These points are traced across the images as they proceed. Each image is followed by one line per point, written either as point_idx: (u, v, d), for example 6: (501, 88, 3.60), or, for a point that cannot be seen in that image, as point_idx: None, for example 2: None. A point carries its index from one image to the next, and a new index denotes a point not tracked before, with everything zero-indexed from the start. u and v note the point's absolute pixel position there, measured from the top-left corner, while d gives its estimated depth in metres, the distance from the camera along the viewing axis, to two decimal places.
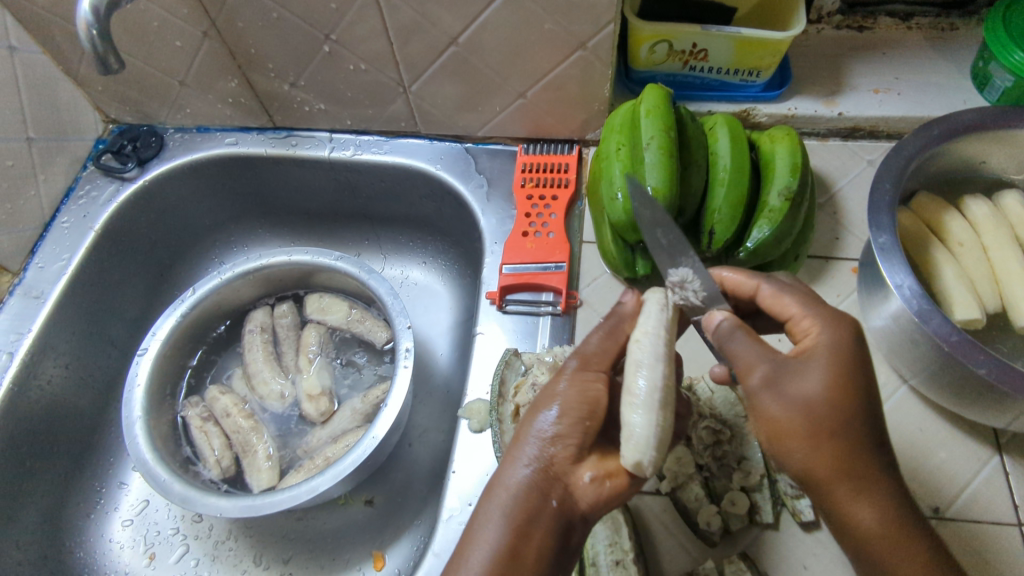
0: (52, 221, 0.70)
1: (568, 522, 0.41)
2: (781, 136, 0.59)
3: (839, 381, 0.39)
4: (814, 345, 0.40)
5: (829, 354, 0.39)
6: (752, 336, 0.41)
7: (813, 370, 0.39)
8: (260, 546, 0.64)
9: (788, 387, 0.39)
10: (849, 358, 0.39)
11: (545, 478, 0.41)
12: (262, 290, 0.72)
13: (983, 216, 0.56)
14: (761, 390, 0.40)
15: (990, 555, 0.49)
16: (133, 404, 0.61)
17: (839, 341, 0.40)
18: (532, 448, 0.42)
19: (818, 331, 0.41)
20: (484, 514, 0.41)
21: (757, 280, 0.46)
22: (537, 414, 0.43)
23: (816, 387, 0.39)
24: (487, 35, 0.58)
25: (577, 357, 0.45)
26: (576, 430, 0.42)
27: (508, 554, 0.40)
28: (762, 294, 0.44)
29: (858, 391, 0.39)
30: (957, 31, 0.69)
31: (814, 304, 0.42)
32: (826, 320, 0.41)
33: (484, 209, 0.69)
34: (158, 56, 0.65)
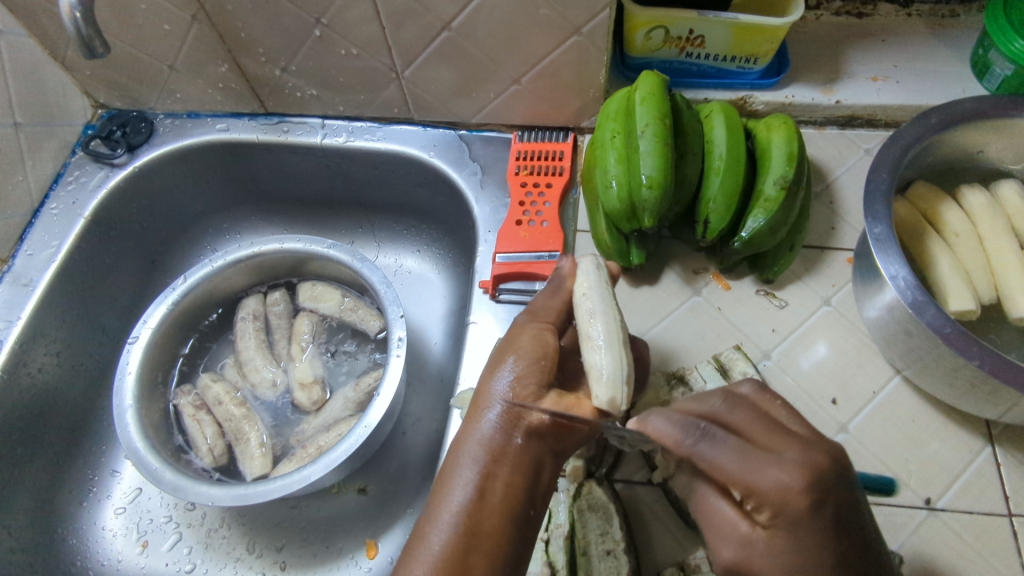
0: (41, 207, 0.70)
1: (535, 456, 0.44)
2: (778, 125, 0.58)
3: (800, 565, 0.37)
4: (772, 519, 0.37)
5: (787, 539, 0.37)
6: (716, 486, 0.41)
7: (773, 552, 0.38)
8: (253, 534, 0.64)
9: (750, 568, 0.39)
10: (808, 537, 0.37)
11: (508, 420, 0.44)
12: (254, 278, 0.72)
13: (980, 206, 0.55)
14: (731, 573, 0.40)
15: (981, 545, 0.49)
16: (124, 392, 0.61)
17: (803, 523, 0.36)
18: (495, 394, 0.45)
19: (773, 508, 0.37)
20: (456, 463, 0.44)
21: (711, 409, 0.41)
22: (497, 363, 0.46)
23: (777, 572, 0.38)
24: (480, 20, 0.57)
25: (526, 312, 0.48)
26: (532, 371, 0.45)
27: (479, 492, 0.43)
28: (718, 448, 0.38)
29: (823, 571, 0.37)
30: (957, 18, 0.69)
31: (765, 462, 0.37)
32: (776, 490, 0.36)
33: (478, 197, 0.68)
34: (146, 39, 0.64)
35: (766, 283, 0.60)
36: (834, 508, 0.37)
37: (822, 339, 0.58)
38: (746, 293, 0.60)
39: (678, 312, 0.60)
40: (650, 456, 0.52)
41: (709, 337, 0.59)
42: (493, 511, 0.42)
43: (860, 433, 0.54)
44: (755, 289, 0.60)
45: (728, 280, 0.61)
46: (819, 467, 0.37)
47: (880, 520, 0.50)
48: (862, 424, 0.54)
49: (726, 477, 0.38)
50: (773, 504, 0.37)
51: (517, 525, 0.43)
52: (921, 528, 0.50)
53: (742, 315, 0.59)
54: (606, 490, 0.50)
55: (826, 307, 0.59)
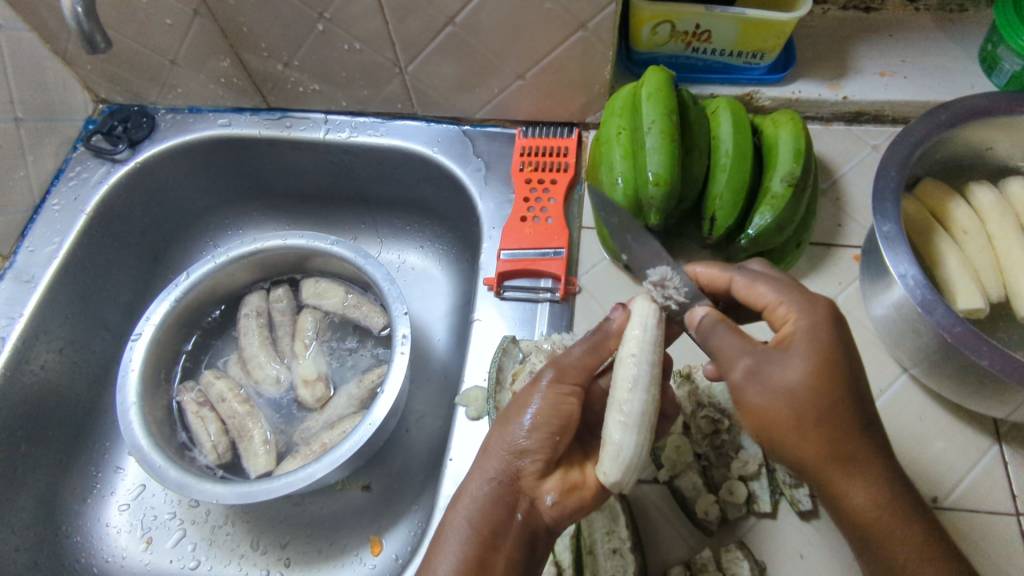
0: (42, 203, 0.69)
1: (534, 535, 0.42)
2: (785, 121, 0.58)
3: (821, 367, 0.40)
4: (793, 332, 0.41)
5: (808, 342, 0.40)
6: (734, 327, 0.42)
7: (791, 358, 0.40)
8: (257, 530, 0.64)
9: (769, 376, 0.40)
10: (828, 338, 0.40)
11: (510, 492, 0.42)
12: (257, 275, 0.71)
13: (988, 204, 0.55)
14: (746, 381, 0.40)
15: (988, 544, 0.49)
16: (128, 389, 0.61)
17: (816, 328, 0.41)
18: (501, 461, 0.42)
19: (796, 319, 0.41)
20: (451, 527, 0.41)
21: (728, 271, 0.46)
22: (507, 427, 0.43)
23: (795, 377, 0.39)
24: (485, 14, 0.56)
25: (554, 368, 0.44)
26: (545, 444, 0.42)
27: (476, 567, 0.40)
28: (753, 275, 0.45)
29: (838, 382, 0.40)
30: (966, 13, 0.68)
31: (788, 287, 0.43)
32: (801, 305, 0.42)
33: (482, 193, 0.68)
34: (147, 34, 0.63)
35: None
36: (845, 334, 0.41)
37: None
38: None
39: None
40: (657, 455, 0.52)
41: None
42: None
43: None
44: None
45: None
46: (833, 305, 0.42)
47: None
48: None
49: (758, 300, 0.44)
50: (799, 326, 0.41)
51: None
52: None
53: None
54: (612, 488, 0.50)
55: None
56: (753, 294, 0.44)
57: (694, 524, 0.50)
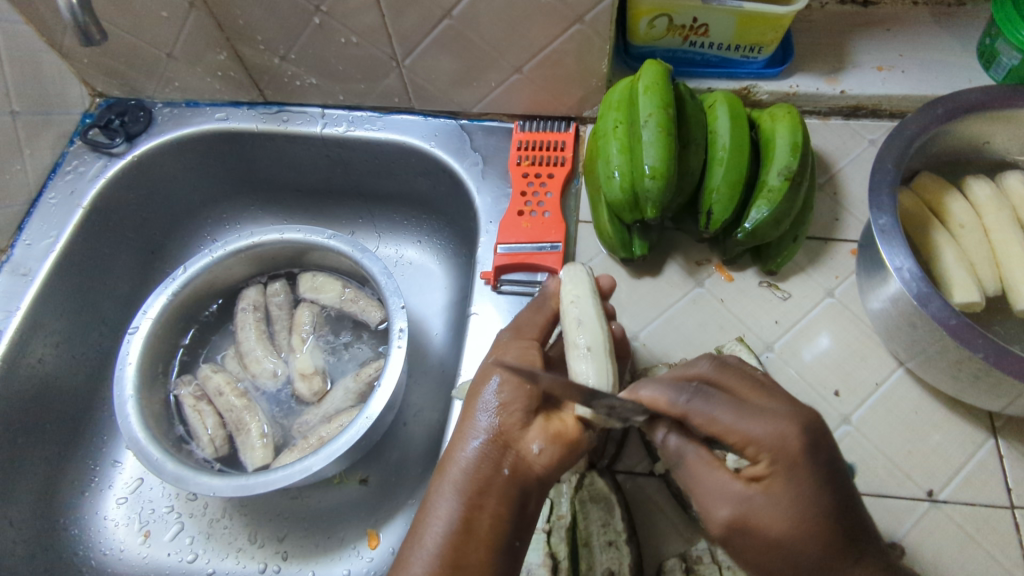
0: (39, 197, 0.69)
1: (524, 488, 0.42)
2: (783, 115, 0.58)
3: (801, 516, 0.38)
4: (767, 469, 0.38)
5: (789, 486, 0.37)
6: (701, 455, 0.41)
7: (770, 502, 0.38)
8: (255, 524, 0.64)
9: (753, 524, 0.39)
10: (803, 476, 0.37)
11: (494, 447, 0.42)
12: (254, 269, 0.71)
13: (985, 198, 0.55)
14: (731, 533, 0.40)
15: (983, 537, 0.49)
16: (125, 383, 0.61)
17: (797, 469, 0.37)
18: (480, 418, 0.43)
19: (770, 456, 0.38)
20: (438, 490, 0.42)
21: (680, 400, 0.40)
22: (479, 384, 0.44)
23: (779, 525, 0.38)
24: (481, 8, 0.56)
25: (511, 329, 0.48)
26: (521, 393, 0.42)
27: (463, 527, 0.40)
28: (712, 403, 0.39)
29: (820, 528, 0.38)
30: (964, 7, 0.68)
31: (750, 416, 0.38)
32: (771, 438, 0.37)
33: (479, 187, 0.68)
34: (144, 27, 0.63)
35: (769, 275, 0.60)
36: (819, 459, 0.38)
37: (825, 331, 0.58)
38: (749, 285, 0.60)
39: (681, 304, 0.60)
40: (653, 447, 0.52)
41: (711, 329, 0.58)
42: (477, 545, 0.40)
43: (862, 425, 0.53)
44: (758, 281, 0.60)
45: (731, 272, 0.61)
46: (807, 424, 0.38)
47: (882, 512, 0.50)
48: (865, 417, 0.54)
49: (727, 435, 0.39)
50: (773, 458, 0.38)
51: (502, 560, 0.41)
52: (923, 520, 0.50)
53: (745, 307, 0.59)
54: (608, 482, 0.50)
55: (829, 299, 0.59)
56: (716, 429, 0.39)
57: (689, 516, 0.50)
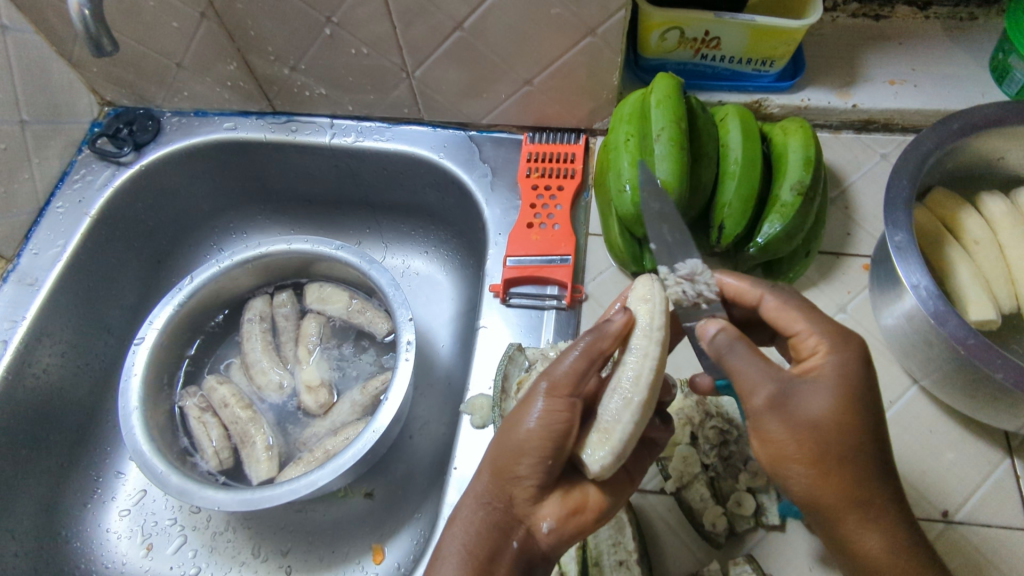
0: (47, 206, 0.69)
1: (530, 562, 0.42)
2: (795, 129, 0.58)
3: (846, 402, 0.39)
4: (821, 357, 0.40)
5: (835, 372, 0.39)
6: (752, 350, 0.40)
7: (819, 387, 0.39)
8: (259, 537, 0.63)
9: (795, 406, 0.38)
10: (860, 371, 0.40)
11: (505, 520, 0.42)
12: (260, 279, 0.71)
13: (1000, 214, 0.55)
14: (768, 412, 0.39)
15: (999, 559, 0.48)
16: (130, 394, 0.60)
17: (846, 362, 0.40)
18: (493, 488, 0.42)
19: (828, 347, 0.40)
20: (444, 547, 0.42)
21: (760, 287, 0.45)
22: (498, 457, 0.42)
23: (822, 408, 0.38)
24: (493, 20, 0.56)
25: (547, 380, 0.42)
26: (539, 470, 0.41)
27: None
28: None
29: (866, 414, 0.39)
30: (976, 21, 0.68)
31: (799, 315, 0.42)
32: (833, 332, 0.41)
33: (488, 199, 0.67)
34: (154, 37, 0.63)
35: None
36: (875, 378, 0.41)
37: None
38: None
39: None
40: (665, 465, 0.51)
41: None
42: None
43: None
44: None
45: None
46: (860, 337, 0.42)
47: None
48: None
49: (787, 324, 0.43)
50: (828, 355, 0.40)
51: None
52: (940, 541, 0.49)
53: None
54: None
55: (841, 315, 0.58)
56: (783, 317, 0.43)
57: (701, 536, 0.49)
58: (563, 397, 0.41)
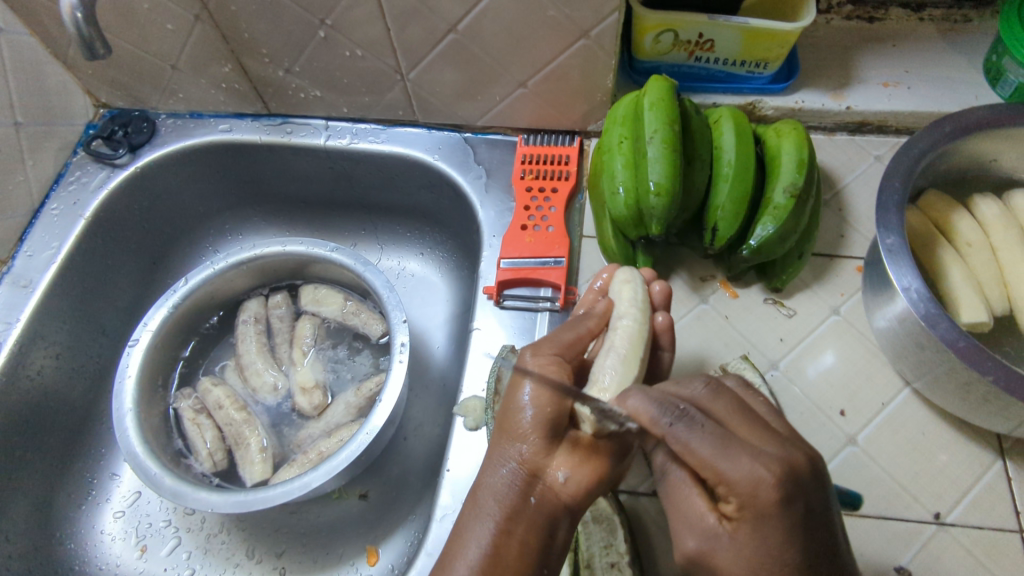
0: (42, 207, 0.69)
1: (553, 515, 0.42)
2: (788, 131, 0.58)
3: (766, 566, 0.37)
4: (738, 513, 0.37)
5: (753, 530, 0.36)
6: (688, 477, 0.41)
7: (734, 546, 0.38)
8: (253, 539, 0.63)
9: (716, 561, 0.39)
10: (777, 530, 0.36)
11: (523, 476, 0.42)
12: (255, 280, 0.71)
13: (993, 216, 0.55)
14: (692, 564, 0.41)
15: (991, 562, 0.48)
16: (124, 396, 0.60)
17: (767, 521, 0.36)
18: (507, 447, 0.43)
19: (740, 502, 0.36)
20: (470, 519, 0.42)
21: (662, 421, 0.37)
22: (505, 419, 0.43)
23: (739, 566, 0.38)
24: (486, 22, 0.56)
25: (530, 347, 0.46)
26: (543, 421, 0.42)
27: (492, 553, 0.40)
28: (694, 434, 0.37)
29: (790, 563, 0.36)
30: (970, 24, 0.68)
31: (731, 456, 0.36)
32: (747, 483, 0.36)
33: (482, 201, 0.67)
34: (149, 39, 0.63)
35: (773, 292, 0.59)
36: (802, 522, 0.36)
37: (830, 348, 0.57)
38: (754, 302, 0.60)
39: (684, 321, 0.59)
40: (657, 467, 0.51)
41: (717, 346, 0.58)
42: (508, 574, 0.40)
43: (869, 446, 0.53)
44: (762, 298, 0.60)
45: (735, 289, 0.60)
46: (790, 471, 0.36)
47: (888, 534, 0.49)
48: (871, 437, 0.53)
49: (699, 468, 0.38)
50: (744, 512, 0.37)
51: None
52: (931, 543, 0.49)
53: (750, 324, 0.59)
54: (611, 501, 0.50)
55: (834, 316, 0.58)
56: (688, 456, 0.37)
57: None
58: (546, 352, 0.45)
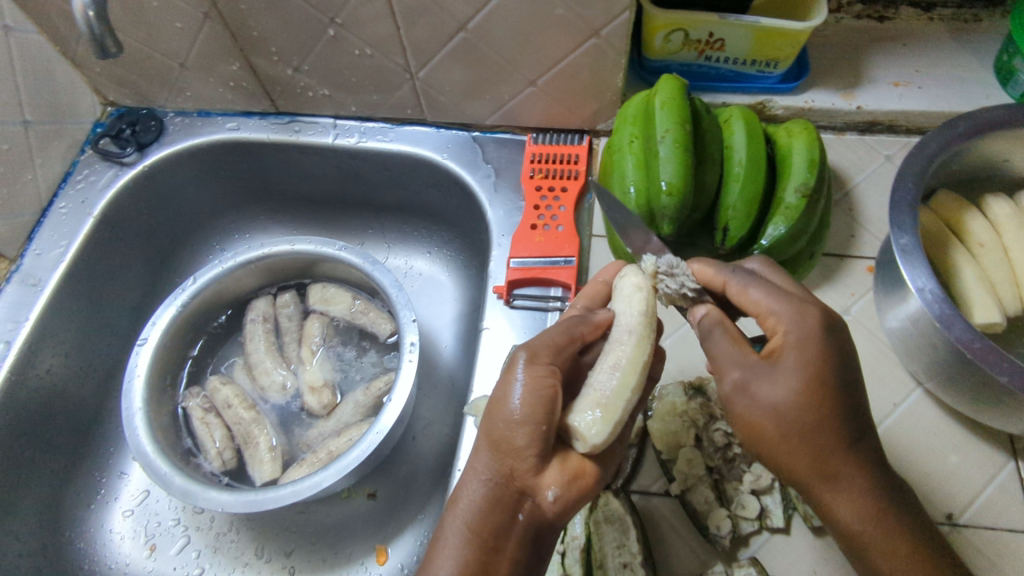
0: (49, 206, 0.69)
1: (539, 530, 0.43)
2: (799, 131, 0.58)
3: (809, 385, 0.40)
4: (782, 343, 0.41)
5: (796, 355, 0.40)
6: (728, 334, 0.43)
7: (779, 372, 0.41)
8: (262, 538, 0.63)
9: (754, 393, 0.41)
10: (816, 353, 0.40)
11: (511, 493, 0.42)
12: (263, 279, 0.71)
13: (1005, 217, 0.54)
14: (734, 394, 0.42)
15: (1003, 562, 0.48)
16: (133, 395, 0.60)
17: (804, 334, 0.41)
18: (493, 462, 0.43)
19: (785, 330, 0.41)
20: (448, 531, 0.43)
21: (725, 273, 0.45)
22: (495, 433, 0.42)
23: (784, 386, 0.40)
24: (497, 20, 0.56)
25: (526, 351, 0.44)
26: (535, 439, 0.41)
27: (476, 572, 0.41)
28: (746, 275, 0.44)
29: (834, 400, 0.40)
30: (980, 23, 0.68)
31: (781, 296, 0.42)
32: (792, 315, 0.41)
33: (491, 200, 0.67)
34: (157, 37, 0.63)
35: None
36: (845, 393, 0.41)
37: None
38: None
39: None
40: (668, 467, 0.51)
41: None
42: None
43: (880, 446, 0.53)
44: None
45: None
46: (826, 315, 0.42)
47: None
48: (883, 437, 0.53)
49: (751, 307, 0.44)
50: (787, 336, 0.41)
51: None
52: (944, 544, 0.49)
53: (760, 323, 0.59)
54: (622, 501, 0.50)
55: (845, 316, 0.58)
56: (742, 299, 0.44)
57: (706, 540, 0.49)
58: (540, 361, 0.43)
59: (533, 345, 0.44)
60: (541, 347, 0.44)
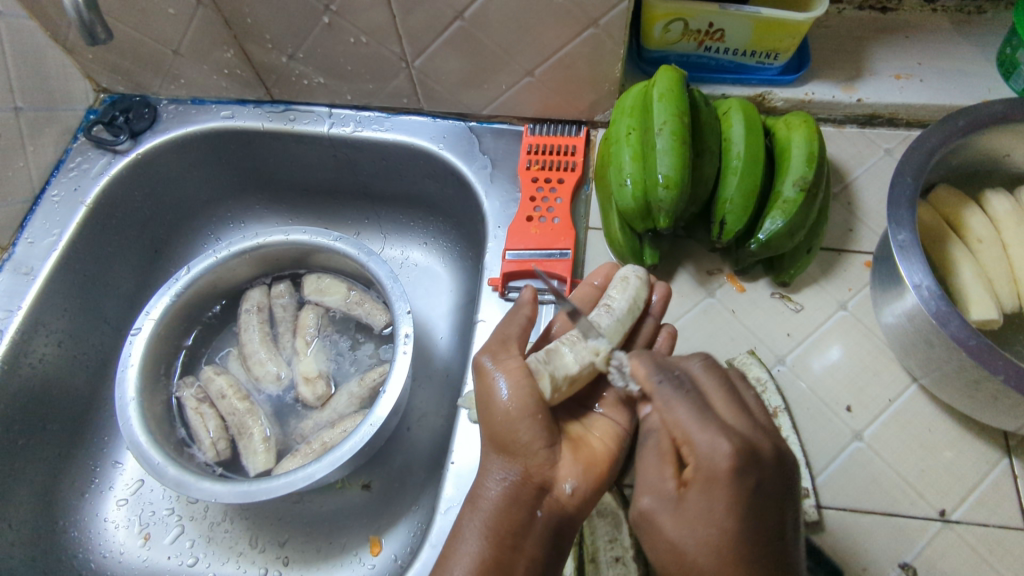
0: (42, 194, 0.68)
1: (558, 528, 0.43)
2: (798, 123, 0.57)
3: (708, 538, 0.37)
4: (693, 476, 0.38)
5: (699, 499, 0.38)
6: (658, 452, 0.42)
7: (682, 509, 0.39)
8: (256, 528, 0.63)
9: (658, 522, 0.39)
10: (725, 498, 0.37)
11: (530, 490, 0.43)
12: (258, 269, 0.70)
13: (1005, 213, 0.54)
14: (643, 521, 0.41)
15: (995, 559, 0.48)
16: (127, 385, 0.60)
17: (699, 548, 0.37)
18: (504, 461, 0.43)
19: (697, 464, 0.38)
20: (466, 530, 0.42)
21: (654, 379, 0.43)
22: (495, 431, 0.43)
23: (684, 532, 0.38)
24: (493, 9, 0.55)
25: (489, 353, 0.45)
26: (539, 430, 0.42)
27: (496, 567, 0.41)
28: (677, 392, 0.41)
29: (736, 551, 0.37)
30: (984, 15, 0.67)
31: (706, 424, 0.39)
32: (707, 450, 0.38)
33: (488, 191, 0.67)
34: (150, 23, 0.62)
35: (781, 286, 0.59)
36: (756, 542, 0.37)
37: (836, 343, 0.57)
38: (761, 296, 0.59)
39: (690, 314, 0.59)
40: None
41: (722, 340, 0.58)
42: None
43: (874, 442, 0.53)
44: (770, 291, 0.59)
45: (742, 282, 0.60)
46: (746, 448, 0.37)
47: (893, 531, 0.49)
48: (877, 433, 0.53)
49: (672, 424, 0.41)
50: (697, 473, 0.38)
51: None
52: (936, 540, 0.49)
53: (756, 318, 0.58)
54: (616, 496, 0.50)
55: (842, 311, 0.58)
56: (667, 416, 0.41)
57: None
58: (509, 356, 0.45)
59: (505, 344, 0.46)
60: (505, 348, 0.46)
